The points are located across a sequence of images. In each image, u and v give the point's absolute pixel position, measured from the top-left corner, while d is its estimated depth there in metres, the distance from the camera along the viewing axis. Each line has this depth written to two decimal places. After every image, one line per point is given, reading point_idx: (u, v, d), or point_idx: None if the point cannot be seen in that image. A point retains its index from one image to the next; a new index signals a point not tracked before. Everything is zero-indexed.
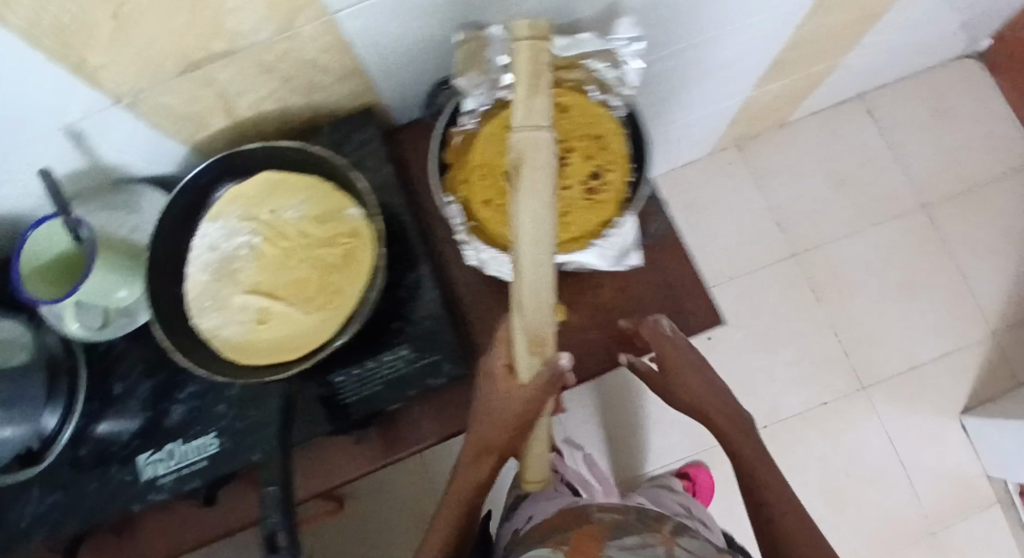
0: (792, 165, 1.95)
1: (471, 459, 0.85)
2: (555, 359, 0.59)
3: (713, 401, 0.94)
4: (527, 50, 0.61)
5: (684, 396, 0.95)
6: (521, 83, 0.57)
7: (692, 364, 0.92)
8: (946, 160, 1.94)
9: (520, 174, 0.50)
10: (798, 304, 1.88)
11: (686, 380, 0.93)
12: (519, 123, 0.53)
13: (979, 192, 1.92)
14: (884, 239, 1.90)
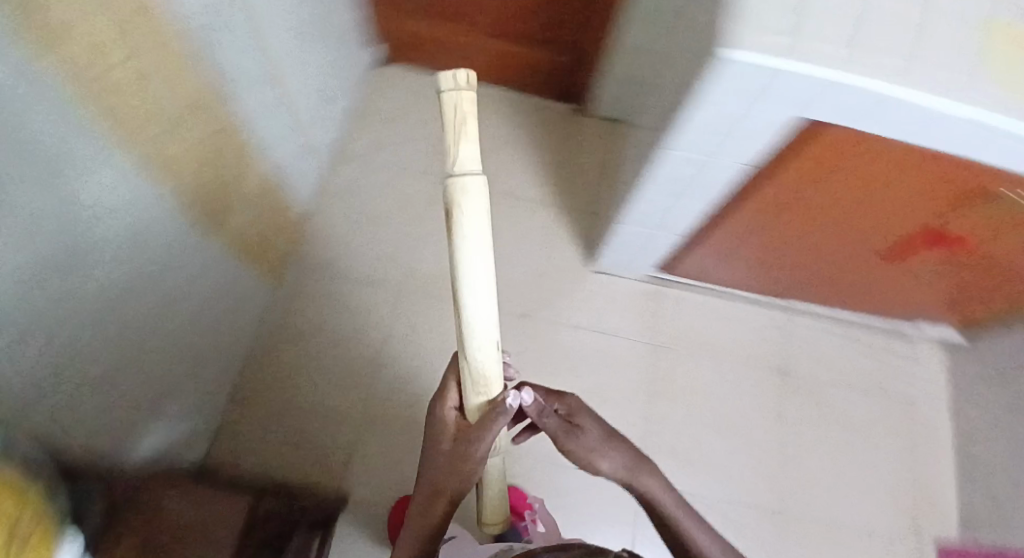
0: (348, 215, 1.72)
1: (425, 523, 0.85)
2: (498, 395, 0.78)
3: (611, 444, 0.87)
4: (460, 96, 0.62)
5: (595, 452, 0.85)
6: (450, 135, 0.62)
7: (596, 422, 0.86)
8: (451, 142, 1.85)
9: (457, 210, 0.62)
10: (456, 310, 1.66)
11: (586, 430, 0.85)
12: (451, 160, 0.62)
13: (491, 145, 1.85)
14: (467, 240, 1.73)
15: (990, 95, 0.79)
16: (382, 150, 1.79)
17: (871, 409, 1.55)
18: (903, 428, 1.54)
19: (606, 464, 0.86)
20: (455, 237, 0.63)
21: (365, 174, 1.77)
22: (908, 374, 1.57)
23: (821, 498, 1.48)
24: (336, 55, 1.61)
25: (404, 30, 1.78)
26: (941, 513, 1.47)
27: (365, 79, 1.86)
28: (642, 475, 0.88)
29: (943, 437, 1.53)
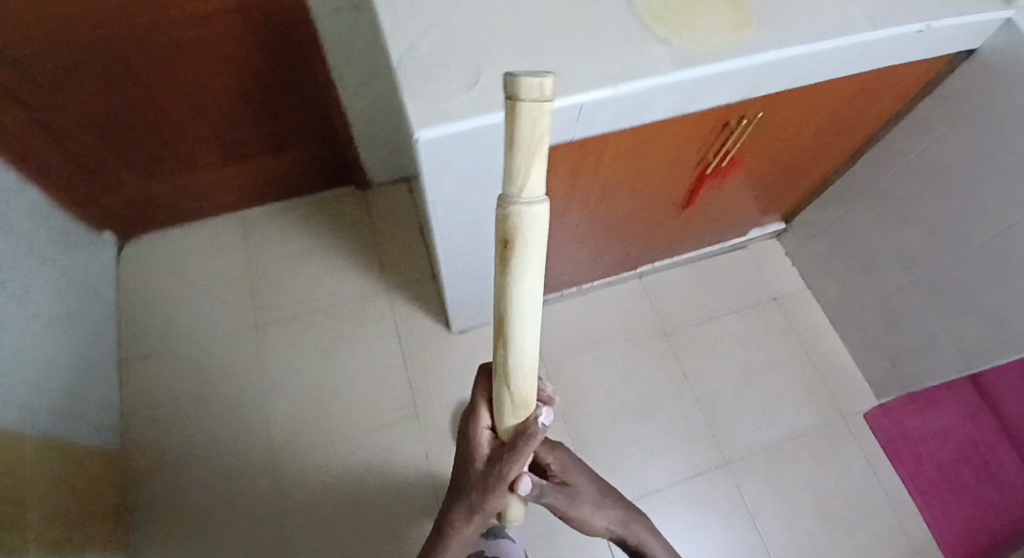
0: (164, 430, 1.44)
1: (450, 545, 0.81)
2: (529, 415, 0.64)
3: (607, 497, 0.90)
4: (537, 114, 0.35)
5: (591, 506, 0.88)
6: (516, 154, 0.37)
7: (588, 480, 0.90)
8: (239, 286, 1.58)
9: (520, 258, 0.43)
10: (336, 460, 1.43)
11: (579, 484, 0.88)
12: (515, 192, 0.39)
13: (285, 265, 1.60)
14: (309, 383, 1.50)
15: (662, 59, 0.79)
16: (167, 332, 1.52)
17: (754, 324, 1.54)
18: (785, 325, 1.54)
19: (602, 518, 0.89)
20: (505, 276, 0.44)
21: (159, 368, 1.49)
22: (764, 277, 1.60)
23: (753, 427, 1.43)
24: (56, 265, 1.34)
25: (129, 202, 1.49)
26: (851, 384, 1.49)
27: (114, 267, 1.56)
28: (636, 527, 0.92)
29: (817, 317, 1.56)
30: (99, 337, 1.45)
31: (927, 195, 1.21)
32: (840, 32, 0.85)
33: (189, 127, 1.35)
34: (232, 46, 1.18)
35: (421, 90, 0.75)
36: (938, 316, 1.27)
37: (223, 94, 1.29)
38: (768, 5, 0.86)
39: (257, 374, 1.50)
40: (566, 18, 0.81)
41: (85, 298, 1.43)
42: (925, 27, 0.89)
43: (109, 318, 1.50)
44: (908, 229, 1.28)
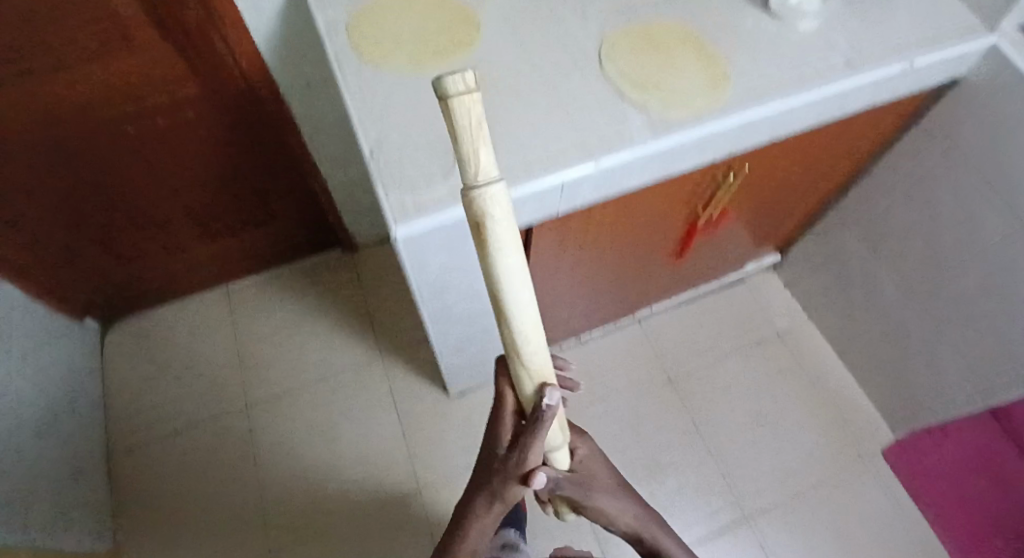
0: (160, 524, 1.38)
1: (463, 544, 0.70)
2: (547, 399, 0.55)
3: (626, 489, 0.71)
4: (467, 105, 0.36)
5: (610, 498, 0.68)
6: (460, 144, 0.38)
7: (609, 470, 0.70)
8: (228, 364, 1.53)
9: (491, 237, 0.41)
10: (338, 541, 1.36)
11: (597, 474, 0.68)
12: (471, 177, 0.39)
13: (273, 337, 1.56)
14: (306, 461, 1.43)
15: (640, 128, 0.78)
16: (157, 416, 1.47)
17: (758, 363, 1.49)
18: (791, 361, 1.49)
19: (624, 511, 0.70)
20: (484, 262, 0.43)
21: (151, 456, 1.44)
22: (764, 312, 1.54)
23: (767, 474, 1.38)
24: (42, 365, 1.30)
25: (111, 287, 1.45)
26: (863, 418, 1.44)
27: (98, 354, 1.52)
28: (654, 534, 0.73)
29: (823, 348, 1.50)
30: (86, 432, 1.40)
31: (921, 227, 1.17)
32: (821, 80, 0.83)
33: (169, 214, 1.31)
34: (210, 135, 1.14)
35: (396, 181, 0.72)
36: (945, 350, 1.22)
37: (201, 180, 1.25)
38: (743, 58, 0.84)
39: (251, 454, 1.44)
40: (538, 91, 0.80)
41: (71, 393, 1.38)
42: (909, 64, 0.86)
43: (97, 409, 1.45)
44: (905, 261, 1.23)
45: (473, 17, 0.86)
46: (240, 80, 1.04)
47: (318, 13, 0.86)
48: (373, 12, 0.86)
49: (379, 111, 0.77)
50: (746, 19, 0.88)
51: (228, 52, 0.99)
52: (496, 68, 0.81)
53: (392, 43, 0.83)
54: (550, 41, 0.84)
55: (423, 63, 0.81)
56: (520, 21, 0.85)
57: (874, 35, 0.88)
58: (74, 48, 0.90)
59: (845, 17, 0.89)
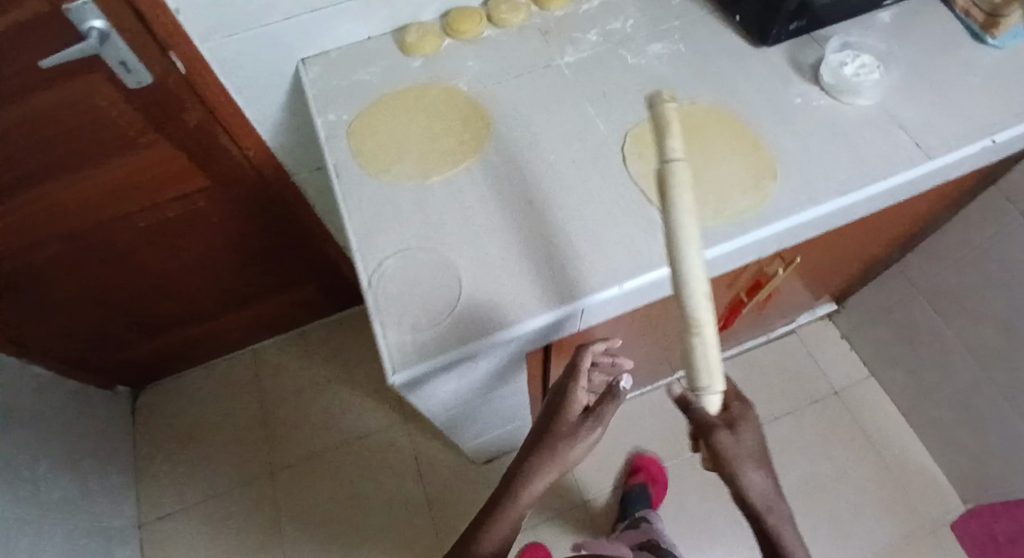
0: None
1: (518, 503, 0.69)
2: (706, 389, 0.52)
3: (763, 461, 0.63)
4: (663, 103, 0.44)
5: (746, 461, 0.62)
6: (656, 131, 0.45)
7: (758, 438, 0.63)
8: (252, 429, 1.45)
9: (672, 198, 0.44)
10: None
11: (745, 438, 0.61)
12: (667, 153, 0.44)
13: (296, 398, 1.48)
14: (327, 536, 1.34)
15: (670, 240, 0.70)
16: (183, 487, 1.40)
17: (814, 424, 1.32)
18: (850, 423, 1.32)
19: (755, 479, 0.62)
20: (670, 228, 0.45)
21: (177, 527, 1.36)
22: (818, 366, 1.38)
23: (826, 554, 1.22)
24: (72, 441, 1.25)
25: (137, 357, 1.39)
26: (933, 490, 1.25)
27: (129, 419, 1.46)
28: (772, 518, 0.63)
29: (883, 408, 1.33)
30: (115, 506, 1.32)
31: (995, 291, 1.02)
32: (884, 170, 0.74)
33: (187, 286, 1.24)
34: (229, 212, 1.09)
35: (396, 317, 0.65)
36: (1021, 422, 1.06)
37: (219, 252, 1.18)
38: (789, 145, 0.76)
39: (274, 530, 1.35)
40: (554, 202, 0.73)
41: (103, 465, 1.33)
42: (988, 143, 0.76)
43: (126, 479, 1.38)
44: (975, 329, 1.09)
45: (485, 114, 0.80)
46: (248, 166, 0.99)
47: (317, 115, 0.80)
48: (377, 112, 0.80)
49: (381, 231, 0.71)
50: (795, 97, 0.79)
51: (235, 141, 0.94)
52: (510, 175, 0.75)
53: (398, 150, 0.77)
54: (566, 142, 0.78)
55: (431, 172, 0.75)
56: (534, 120, 0.79)
57: (943, 109, 0.78)
58: (85, 137, 0.85)
59: (907, 89, 0.80)
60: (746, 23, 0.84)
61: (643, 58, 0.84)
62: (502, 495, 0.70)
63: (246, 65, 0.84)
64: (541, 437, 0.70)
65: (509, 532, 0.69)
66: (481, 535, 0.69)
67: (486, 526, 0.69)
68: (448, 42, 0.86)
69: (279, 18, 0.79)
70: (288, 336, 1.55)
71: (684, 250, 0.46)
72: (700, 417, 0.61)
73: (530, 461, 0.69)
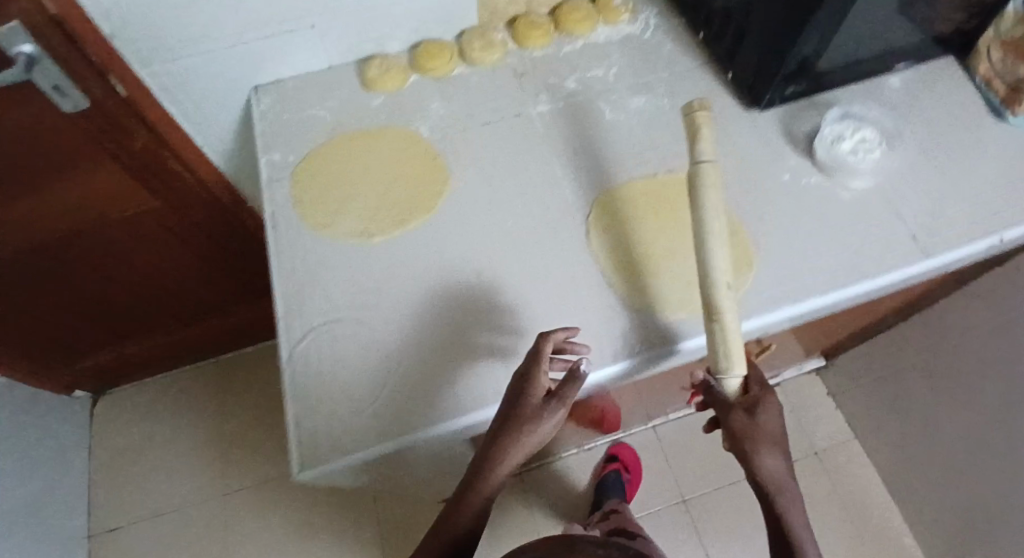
0: None
1: (490, 480, 0.59)
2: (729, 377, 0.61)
3: (779, 442, 0.64)
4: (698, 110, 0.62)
5: (765, 439, 0.63)
6: (693, 136, 0.61)
7: (779, 421, 0.64)
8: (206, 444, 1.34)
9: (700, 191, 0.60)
10: None
11: (766, 418, 0.63)
12: (702, 157, 0.60)
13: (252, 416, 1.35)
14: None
15: (627, 334, 0.64)
16: (134, 501, 1.29)
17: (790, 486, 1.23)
18: (828, 486, 1.23)
19: (770, 459, 0.63)
20: (698, 214, 0.60)
21: (123, 542, 1.25)
22: (796, 423, 1.28)
23: None
24: (34, 453, 1.16)
25: (94, 374, 1.29)
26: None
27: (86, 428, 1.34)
28: (781, 496, 0.64)
29: (863, 471, 1.24)
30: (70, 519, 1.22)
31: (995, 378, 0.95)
32: (875, 267, 0.67)
33: (145, 306, 1.15)
34: (187, 236, 1.00)
35: (314, 402, 0.62)
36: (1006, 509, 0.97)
37: (178, 273, 1.09)
38: (771, 231, 0.69)
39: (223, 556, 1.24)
40: (500, 281, 0.67)
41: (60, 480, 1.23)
42: (995, 242, 0.68)
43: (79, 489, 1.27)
44: (969, 411, 1.02)
45: (443, 168, 0.73)
46: (199, 187, 0.92)
47: (262, 154, 0.74)
48: (327, 155, 0.74)
49: (314, 303, 0.67)
50: (782, 172, 0.72)
51: (185, 165, 0.86)
52: (460, 244, 0.70)
53: (344, 201, 0.72)
54: (525, 209, 0.71)
55: (374, 231, 0.70)
56: (495, 180, 0.73)
57: (948, 199, 0.70)
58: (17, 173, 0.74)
59: (911, 171, 0.72)
60: (739, 83, 0.76)
61: (622, 114, 0.77)
62: (472, 472, 0.60)
63: (197, 89, 0.77)
64: (508, 412, 0.58)
65: (483, 507, 0.60)
66: (453, 510, 0.60)
67: (460, 501, 0.60)
68: (414, 78, 0.79)
69: (229, 44, 0.72)
70: (254, 350, 1.43)
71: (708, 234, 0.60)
72: (724, 398, 0.64)
73: (498, 439, 0.58)
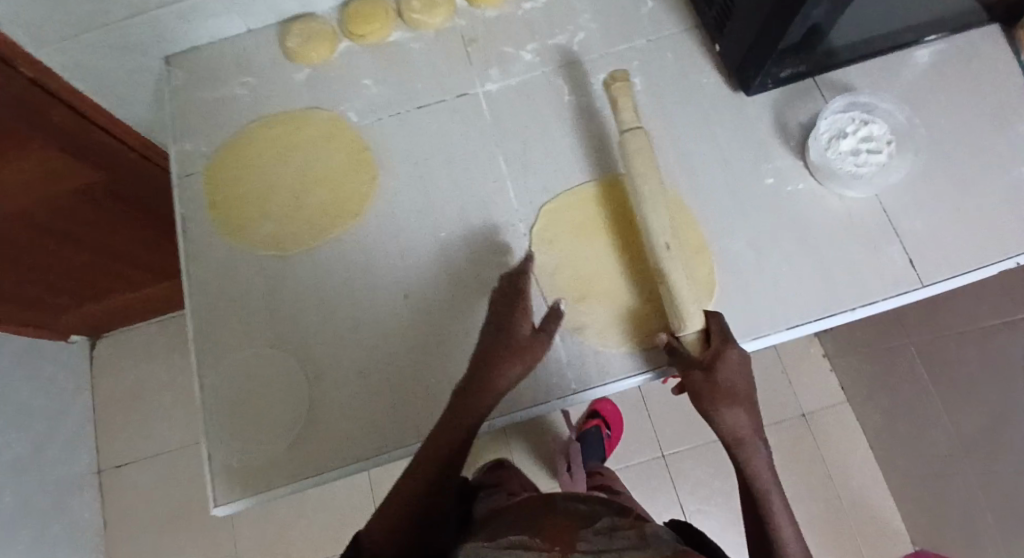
0: None
1: (474, 411, 0.53)
2: (692, 349, 0.54)
3: (748, 398, 0.53)
4: (614, 78, 0.59)
5: (727, 396, 0.52)
6: (618, 103, 0.58)
7: (744, 375, 0.53)
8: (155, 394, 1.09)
9: (631, 164, 0.56)
10: None
11: (728, 374, 0.52)
12: (626, 123, 0.57)
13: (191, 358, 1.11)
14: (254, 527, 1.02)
15: (562, 372, 0.59)
16: (142, 438, 1.07)
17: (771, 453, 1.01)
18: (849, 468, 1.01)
19: (735, 418, 0.52)
20: (632, 184, 0.56)
21: (136, 478, 1.04)
22: (790, 384, 1.04)
23: None
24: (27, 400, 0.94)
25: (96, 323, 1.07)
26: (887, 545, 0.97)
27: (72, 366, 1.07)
28: (754, 457, 0.52)
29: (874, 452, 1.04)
30: (66, 460, 0.99)
31: (995, 376, 0.74)
32: (854, 297, 0.58)
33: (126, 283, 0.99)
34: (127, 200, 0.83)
35: (228, 436, 0.59)
36: (992, 511, 0.80)
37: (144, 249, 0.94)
38: (739, 251, 0.60)
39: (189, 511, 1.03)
40: (434, 305, 0.61)
41: (53, 421, 0.99)
42: (1008, 266, 0.58)
43: (80, 427, 1.05)
44: (964, 407, 0.80)
45: (371, 165, 0.65)
46: (118, 149, 0.77)
47: (173, 144, 0.67)
48: (244, 149, 0.66)
49: (227, 325, 0.62)
50: (764, 175, 0.61)
51: (108, 132, 0.74)
52: (387, 255, 0.62)
53: (263, 204, 0.64)
54: (460, 215, 0.63)
55: (293, 244, 0.63)
56: (427, 178, 0.64)
57: (960, 207, 0.59)
58: None
59: (923, 178, 0.60)
60: (727, 57, 0.63)
61: (582, 96, 0.66)
62: (451, 411, 0.53)
63: (106, 54, 0.66)
64: (500, 343, 0.55)
65: (464, 444, 0.53)
66: (426, 452, 0.53)
67: (443, 437, 0.53)
68: (345, 46, 0.68)
69: (121, 18, 0.62)
70: None
71: (645, 204, 0.55)
72: (683, 353, 0.53)
73: (487, 364, 0.54)
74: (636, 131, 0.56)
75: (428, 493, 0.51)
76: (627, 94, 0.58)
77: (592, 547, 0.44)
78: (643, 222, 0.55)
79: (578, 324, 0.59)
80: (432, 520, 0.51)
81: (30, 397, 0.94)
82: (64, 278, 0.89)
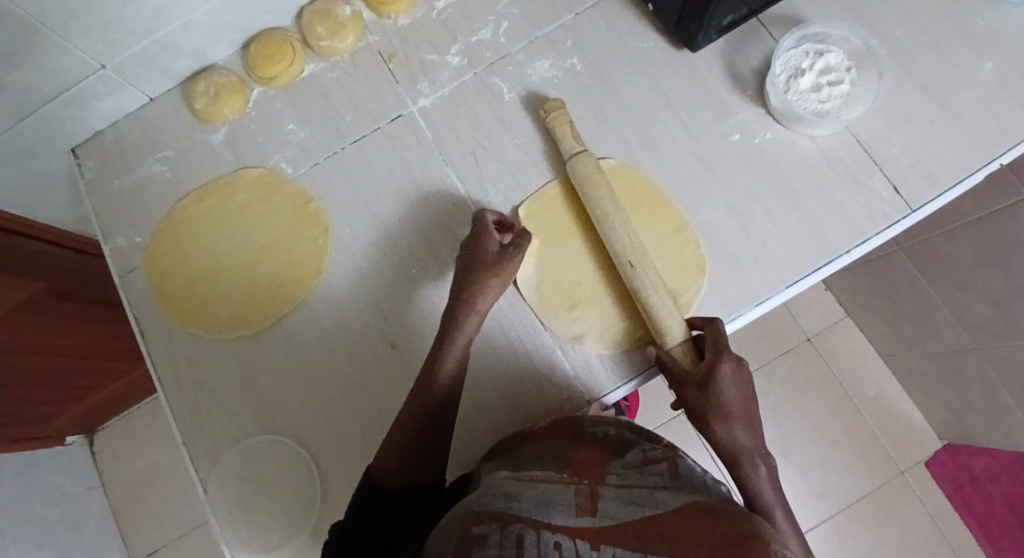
0: None
1: (458, 340, 0.52)
2: (679, 354, 0.52)
3: (746, 413, 0.50)
4: (550, 112, 0.57)
5: (722, 412, 0.49)
6: (560, 134, 0.57)
7: (740, 390, 0.50)
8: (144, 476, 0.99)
9: (580, 187, 0.55)
10: None
11: (723, 391, 0.49)
12: (570, 149, 0.56)
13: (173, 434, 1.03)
14: None
15: (564, 386, 0.56)
16: (165, 519, 0.98)
17: (786, 383, 0.99)
18: (870, 377, 0.99)
19: (732, 434, 0.50)
20: (587, 204, 0.55)
21: None
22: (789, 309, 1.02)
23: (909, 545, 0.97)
24: (52, 509, 0.85)
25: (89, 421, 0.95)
26: (916, 443, 0.97)
27: (81, 470, 0.96)
28: (753, 473, 0.50)
29: None
30: None
31: (999, 261, 0.73)
32: (849, 240, 0.56)
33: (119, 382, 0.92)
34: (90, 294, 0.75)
35: (245, 533, 0.55)
36: (1012, 393, 0.80)
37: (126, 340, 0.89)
38: (721, 221, 0.57)
39: None
40: (417, 347, 0.58)
41: (72, 529, 0.87)
42: (991, 170, 0.56)
43: (102, 524, 0.94)
44: (966, 296, 0.79)
45: (320, 219, 0.61)
46: (42, 250, 0.67)
47: (104, 242, 0.62)
48: (181, 230, 0.61)
49: (210, 422, 0.58)
50: (729, 131, 0.59)
51: (20, 234, 0.64)
52: (360, 311, 0.59)
53: (215, 286, 0.60)
54: (423, 242, 0.60)
55: (262, 322, 0.59)
56: (381, 214, 0.60)
57: (927, 119, 0.57)
58: None
59: (886, 100, 0.58)
60: (662, 14, 0.60)
61: (523, 91, 0.61)
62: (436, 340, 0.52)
63: (17, 165, 0.60)
64: (470, 264, 0.54)
65: (455, 374, 0.51)
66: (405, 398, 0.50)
67: (430, 365, 0.51)
68: (257, 92, 0.63)
69: (11, 123, 0.56)
70: None
71: (602, 219, 0.54)
72: (673, 368, 0.51)
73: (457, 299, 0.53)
74: (580, 156, 0.56)
75: (425, 430, 0.49)
76: (566, 120, 0.57)
77: (621, 483, 0.39)
78: (605, 234, 0.54)
79: (570, 340, 0.56)
80: (439, 460, 0.50)
81: (40, 514, 0.83)
82: (70, 391, 0.82)
